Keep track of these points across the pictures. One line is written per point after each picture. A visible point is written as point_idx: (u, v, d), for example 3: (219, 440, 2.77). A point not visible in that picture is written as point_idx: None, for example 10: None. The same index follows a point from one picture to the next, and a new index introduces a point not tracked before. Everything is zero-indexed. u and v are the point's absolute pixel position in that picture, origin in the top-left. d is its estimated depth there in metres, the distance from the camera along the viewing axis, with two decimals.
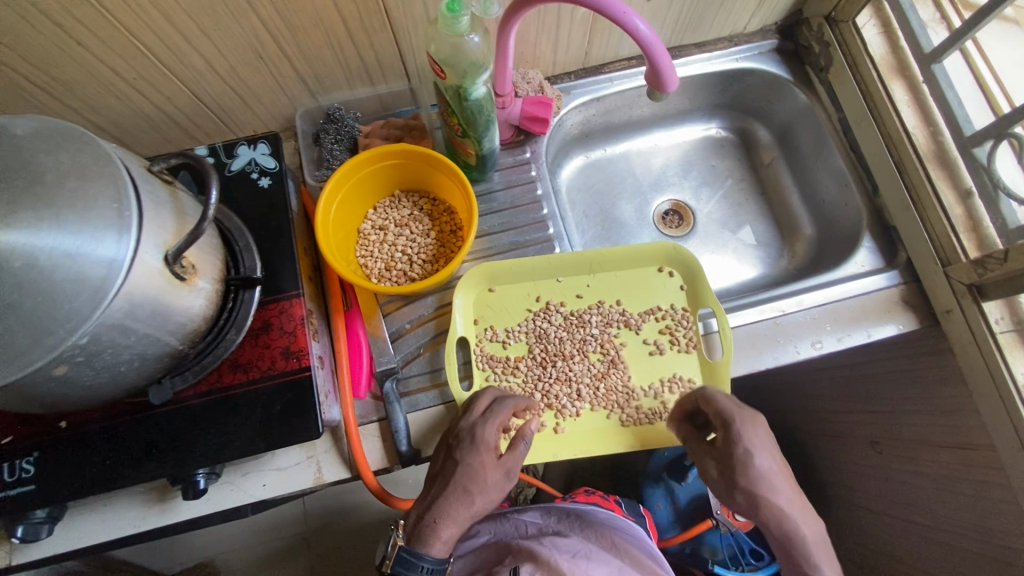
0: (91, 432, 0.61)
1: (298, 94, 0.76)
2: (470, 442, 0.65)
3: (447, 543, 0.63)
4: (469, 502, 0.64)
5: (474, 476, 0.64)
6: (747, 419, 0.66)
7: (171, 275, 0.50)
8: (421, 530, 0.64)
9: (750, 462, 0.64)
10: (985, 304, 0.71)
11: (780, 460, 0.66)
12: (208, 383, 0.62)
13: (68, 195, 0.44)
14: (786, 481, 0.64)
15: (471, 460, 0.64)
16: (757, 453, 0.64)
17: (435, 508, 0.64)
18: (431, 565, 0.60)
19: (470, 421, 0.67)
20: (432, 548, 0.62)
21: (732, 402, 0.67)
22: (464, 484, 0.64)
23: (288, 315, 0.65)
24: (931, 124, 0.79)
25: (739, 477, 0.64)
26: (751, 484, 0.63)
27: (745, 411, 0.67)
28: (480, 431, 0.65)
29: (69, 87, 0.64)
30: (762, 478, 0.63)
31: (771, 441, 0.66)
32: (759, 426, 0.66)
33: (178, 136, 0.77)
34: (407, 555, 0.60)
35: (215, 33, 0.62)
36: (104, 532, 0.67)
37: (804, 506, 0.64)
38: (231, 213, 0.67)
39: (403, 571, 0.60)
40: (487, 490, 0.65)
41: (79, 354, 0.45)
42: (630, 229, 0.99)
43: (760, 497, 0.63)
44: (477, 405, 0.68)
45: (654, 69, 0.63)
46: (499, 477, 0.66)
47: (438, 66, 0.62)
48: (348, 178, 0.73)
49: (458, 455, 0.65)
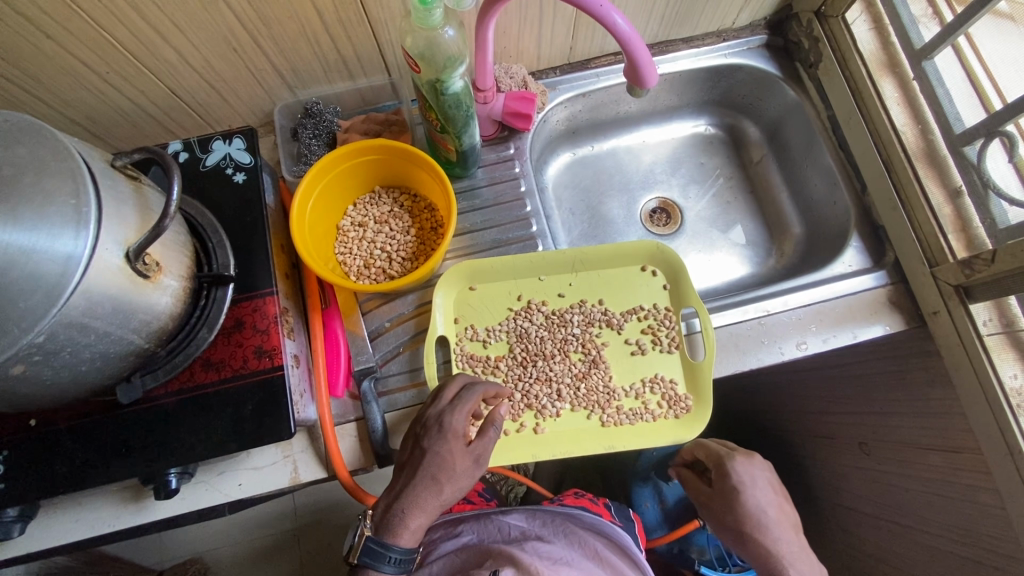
0: (61, 431, 0.60)
1: (276, 89, 0.75)
2: (438, 430, 0.63)
3: (415, 531, 0.63)
4: (438, 489, 0.63)
5: (442, 465, 0.63)
6: (739, 461, 0.77)
7: (133, 272, 0.49)
8: (389, 519, 0.63)
9: (739, 497, 0.74)
10: (973, 306, 0.70)
11: (776, 501, 0.76)
12: (180, 381, 0.61)
13: (24, 191, 0.43)
14: (779, 521, 0.74)
15: (439, 448, 0.63)
16: (747, 490, 0.75)
17: (403, 497, 0.63)
18: (399, 555, 0.62)
19: (438, 409, 0.65)
20: (400, 538, 0.62)
21: (727, 450, 0.79)
22: (432, 473, 0.63)
23: (261, 313, 0.64)
24: (920, 122, 0.78)
25: (729, 512, 0.75)
26: (741, 518, 0.74)
27: (739, 455, 0.78)
28: (449, 418, 0.64)
29: (39, 81, 0.63)
30: (752, 514, 0.73)
31: (767, 482, 0.76)
32: (752, 467, 0.77)
33: (154, 130, 0.76)
34: (375, 545, 0.61)
35: (187, 27, 0.61)
36: (77, 531, 0.66)
37: (799, 546, 0.72)
38: (204, 209, 0.65)
39: (371, 562, 0.61)
40: (456, 478, 0.64)
41: (36, 353, 0.44)
42: (617, 227, 0.98)
43: (748, 532, 0.73)
44: (446, 392, 0.67)
45: (632, 64, 0.62)
46: (468, 465, 0.65)
47: (413, 60, 0.61)
48: (325, 173, 0.72)
49: (426, 443, 0.64)
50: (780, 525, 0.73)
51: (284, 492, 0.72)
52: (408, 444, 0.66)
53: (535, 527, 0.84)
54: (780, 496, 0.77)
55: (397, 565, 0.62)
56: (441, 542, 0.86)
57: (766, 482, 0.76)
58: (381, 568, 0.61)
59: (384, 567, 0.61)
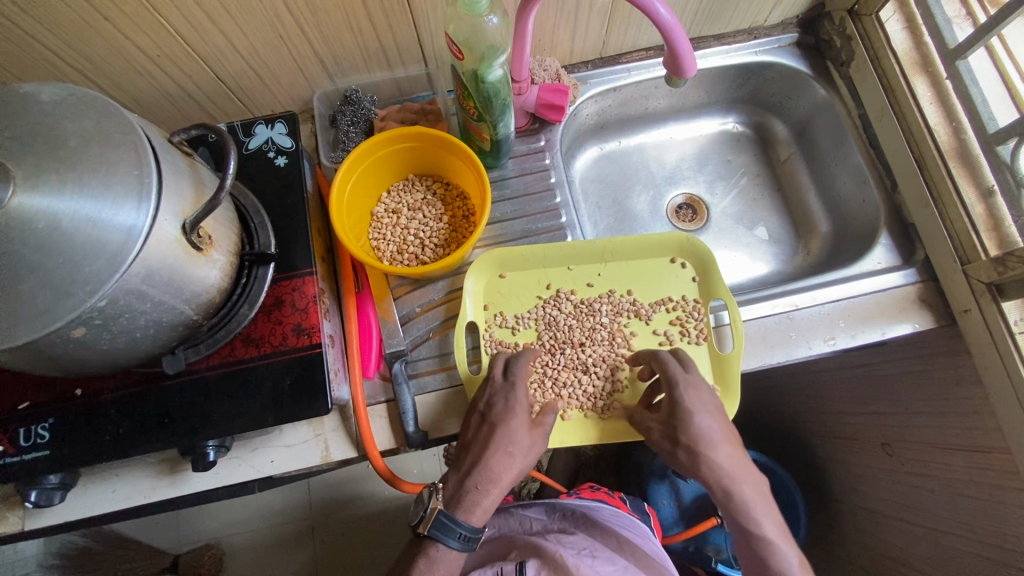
0: (106, 401, 0.62)
1: (317, 76, 0.77)
2: (507, 402, 0.67)
3: (486, 509, 0.65)
4: (511, 465, 0.65)
5: (513, 439, 0.66)
6: (689, 381, 0.67)
7: (187, 244, 0.51)
8: (462, 495, 0.64)
9: (691, 421, 0.65)
10: (1005, 304, 0.69)
11: (721, 419, 0.67)
12: (220, 356, 0.63)
13: (92, 160, 0.44)
14: (726, 438, 0.66)
15: (510, 421, 0.66)
16: (697, 414, 0.65)
17: (476, 473, 0.64)
18: (467, 532, 0.62)
19: (498, 387, 0.69)
20: (471, 515, 0.63)
21: (679, 368, 0.68)
22: (505, 447, 0.65)
23: (300, 292, 0.65)
24: (953, 120, 0.78)
25: (680, 435, 0.65)
26: (693, 441, 0.65)
27: (687, 373, 0.68)
28: (516, 391, 0.68)
29: (92, 60, 0.65)
30: (704, 437, 0.65)
31: (713, 400, 0.67)
32: (703, 391, 0.67)
33: (196, 114, 0.78)
34: (446, 519, 0.62)
35: (238, 13, 0.63)
36: (114, 502, 0.68)
37: (745, 462, 0.67)
38: (247, 191, 0.67)
39: (439, 535, 0.61)
40: (525, 452, 0.66)
41: (97, 317, 0.45)
42: (643, 222, 0.99)
43: (699, 455, 0.65)
44: (496, 371, 0.70)
45: (673, 53, 0.62)
46: (536, 440, 0.68)
47: (456, 47, 0.62)
48: (364, 159, 0.74)
49: (496, 418, 0.67)
50: (728, 441, 0.66)
51: (312, 471, 0.73)
52: (474, 422, 0.68)
53: (556, 522, 0.83)
54: (724, 415, 0.68)
55: (464, 541, 0.62)
56: None
57: (716, 405, 0.67)
58: (449, 542, 0.61)
59: (452, 542, 0.62)
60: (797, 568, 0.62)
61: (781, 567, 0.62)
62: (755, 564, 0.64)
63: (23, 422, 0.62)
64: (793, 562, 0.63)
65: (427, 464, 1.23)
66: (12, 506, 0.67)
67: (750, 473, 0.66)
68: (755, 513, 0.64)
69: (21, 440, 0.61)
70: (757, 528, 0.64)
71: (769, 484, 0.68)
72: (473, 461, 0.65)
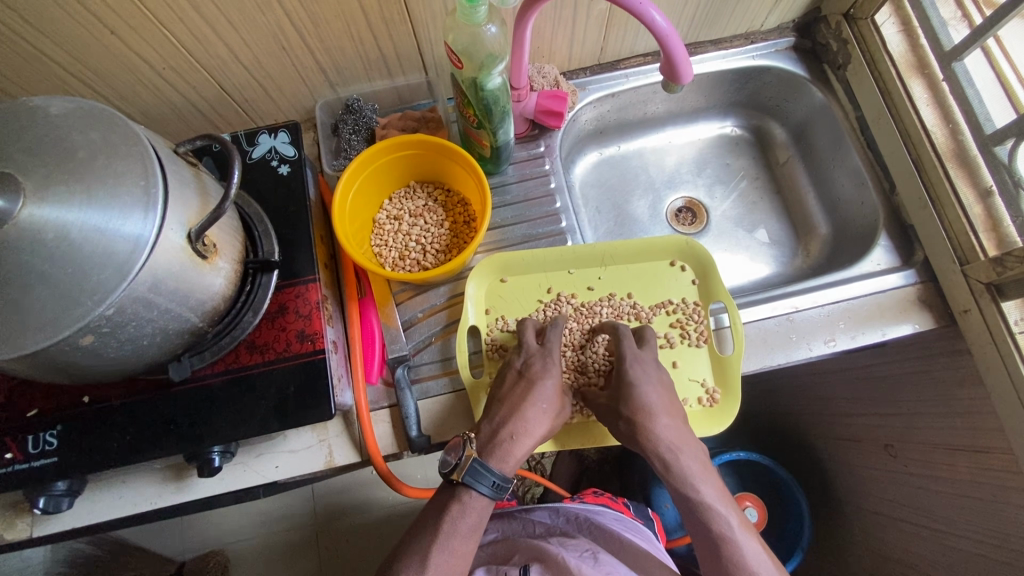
0: (113, 408, 0.63)
1: (319, 86, 0.78)
2: (547, 361, 0.70)
3: (517, 459, 0.65)
4: (545, 419, 0.66)
5: (549, 397, 0.67)
6: (638, 357, 0.70)
7: (193, 252, 0.52)
8: (496, 444, 0.64)
9: (636, 391, 0.67)
10: (1004, 304, 0.70)
11: (665, 392, 0.69)
12: (226, 362, 0.64)
13: (99, 172, 0.45)
14: (667, 409, 0.67)
15: (548, 378, 0.68)
16: (641, 386, 0.67)
17: (515, 423, 0.64)
18: (499, 480, 0.63)
19: (533, 351, 0.71)
20: (505, 463, 0.64)
21: (633, 345, 0.71)
22: (540, 403, 0.66)
23: (304, 298, 0.66)
24: (950, 122, 0.79)
25: (623, 407, 0.67)
26: (634, 413, 0.66)
27: (638, 350, 0.72)
28: (553, 352, 0.71)
29: (98, 73, 0.66)
30: (644, 408, 0.66)
31: (658, 375, 0.70)
32: (648, 366, 0.70)
33: (201, 124, 0.80)
34: (480, 466, 0.62)
35: (241, 24, 0.64)
36: (121, 508, 0.69)
37: (686, 434, 0.68)
38: (251, 200, 0.68)
39: (472, 482, 0.62)
40: (557, 410, 0.68)
41: (105, 325, 0.46)
42: (643, 226, 0.99)
43: (639, 426, 0.66)
44: (532, 337, 0.73)
45: (669, 60, 0.63)
46: (564, 404, 0.70)
47: (456, 56, 0.63)
48: (366, 167, 0.75)
49: (535, 375, 0.68)
50: (667, 413, 0.67)
51: (317, 476, 0.74)
52: (510, 378, 0.69)
53: (560, 524, 0.83)
54: (671, 388, 0.70)
55: (495, 488, 0.63)
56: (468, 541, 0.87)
57: (659, 377, 0.69)
58: (481, 488, 0.62)
59: (484, 488, 0.63)
60: (737, 527, 0.66)
61: (722, 529, 0.66)
62: (697, 527, 0.68)
63: (31, 430, 0.62)
64: (733, 523, 0.66)
65: (430, 469, 1.24)
66: (20, 513, 0.68)
67: (692, 442, 0.68)
68: (694, 482, 0.67)
69: (29, 447, 0.62)
70: (698, 493, 0.67)
71: (707, 451, 0.70)
72: (508, 413, 0.65)
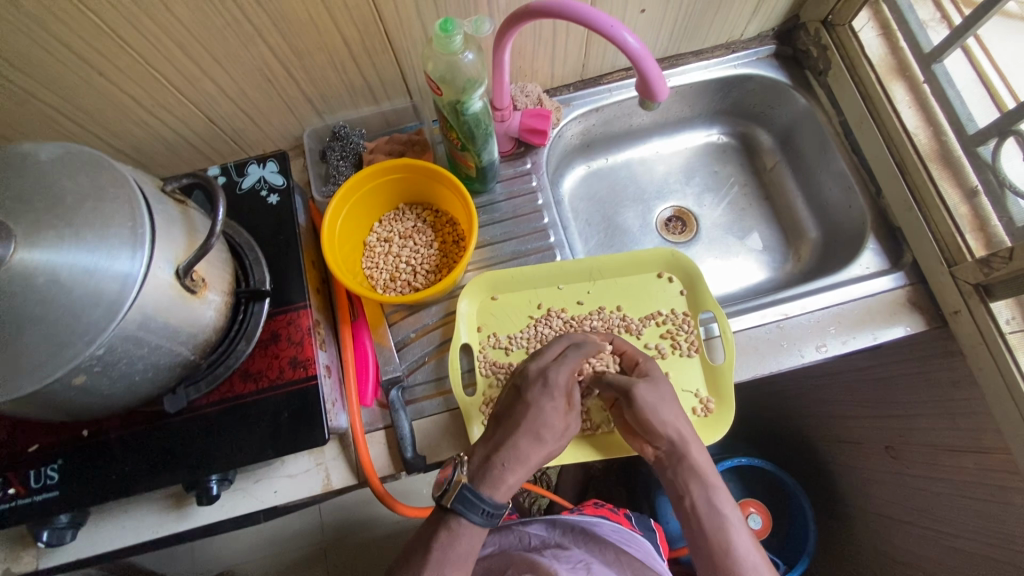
0: (111, 440, 0.64)
1: (306, 115, 0.80)
2: (545, 382, 0.67)
3: (510, 486, 0.64)
4: (541, 447, 0.65)
5: (547, 424, 0.66)
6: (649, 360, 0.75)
7: (182, 288, 0.53)
8: (488, 471, 0.63)
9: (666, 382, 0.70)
10: (993, 304, 0.70)
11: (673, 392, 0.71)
12: (221, 392, 0.65)
13: (86, 215, 0.47)
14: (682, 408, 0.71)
15: (545, 402, 0.66)
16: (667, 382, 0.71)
17: (505, 451, 0.63)
18: (491, 509, 0.61)
19: (542, 365, 0.70)
20: (496, 492, 0.62)
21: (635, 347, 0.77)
22: (535, 431, 0.65)
23: (296, 325, 0.67)
24: (933, 124, 0.79)
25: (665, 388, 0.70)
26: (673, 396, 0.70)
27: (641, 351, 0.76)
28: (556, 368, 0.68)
29: (91, 114, 0.68)
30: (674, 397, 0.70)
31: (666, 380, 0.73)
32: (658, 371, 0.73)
33: (193, 156, 0.81)
34: (471, 494, 0.61)
35: (226, 61, 0.66)
36: (124, 538, 0.69)
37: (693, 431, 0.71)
38: (241, 229, 0.70)
39: (463, 510, 0.60)
40: (557, 434, 0.66)
41: (97, 364, 0.47)
42: (634, 237, 1.00)
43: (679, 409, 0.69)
44: (550, 351, 0.72)
45: (643, 79, 0.63)
46: (568, 424, 0.68)
47: (435, 84, 0.64)
48: (353, 193, 0.76)
49: (530, 399, 0.67)
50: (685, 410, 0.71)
51: (315, 499, 0.75)
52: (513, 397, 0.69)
53: (555, 536, 0.83)
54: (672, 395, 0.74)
55: (487, 518, 0.61)
56: None
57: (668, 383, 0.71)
58: (472, 517, 0.60)
59: (474, 516, 0.60)
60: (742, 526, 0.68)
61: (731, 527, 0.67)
62: (704, 531, 0.68)
63: (33, 465, 0.63)
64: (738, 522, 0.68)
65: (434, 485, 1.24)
66: (26, 546, 0.69)
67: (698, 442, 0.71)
68: (708, 475, 0.69)
69: (31, 481, 0.63)
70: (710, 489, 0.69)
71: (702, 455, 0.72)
72: (504, 436, 0.65)
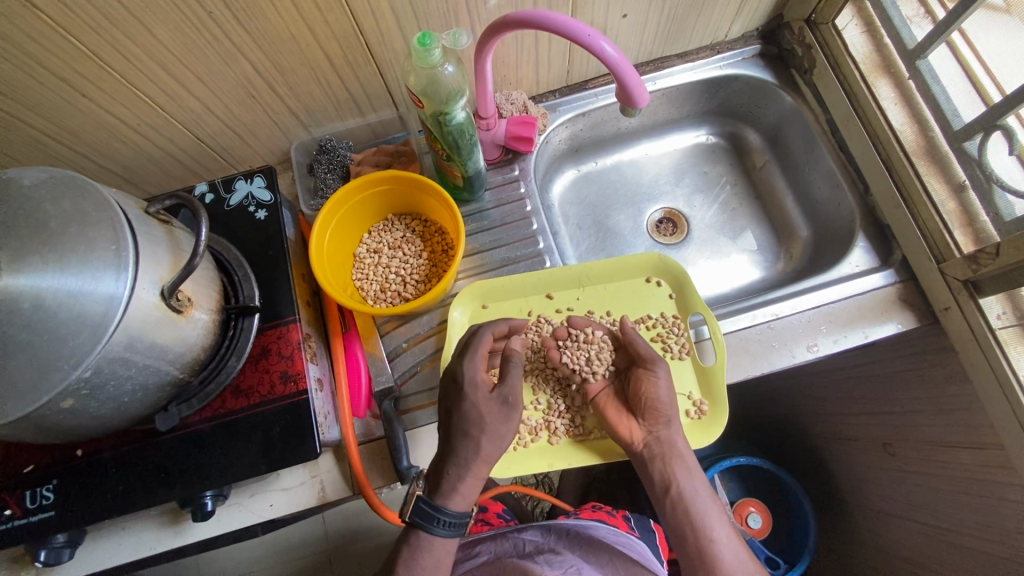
0: (104, 459, 0.65)
1: (293, 129, 0.80)
2: (458, 385, 0.64)
3: (467, 492, 0.63)
4: (478, 446, 0.62)
5: (471, 420, 0.62)
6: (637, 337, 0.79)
7: (167, 308, 0.53)
8: (440, 481, 0.62)
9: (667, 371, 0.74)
10: (983, 300, 0.70)
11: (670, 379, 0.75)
12: (213, 409, 0.65)
13: (71, 240, 0.47)
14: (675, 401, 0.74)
15: (462, 403, 0.63)
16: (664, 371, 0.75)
17: (448, 460, 0.62)
18: (451, 518, 0.61)
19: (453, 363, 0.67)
20: (451, 501, 0.62)
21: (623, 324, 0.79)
22: (464, 432, 0.62)
23: (286, 339, 0.68)
24: (918, 121, 0.79)
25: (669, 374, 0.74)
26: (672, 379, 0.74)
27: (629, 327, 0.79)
28: (467, 369, 0.65)
29: (78, 135, 0.68)
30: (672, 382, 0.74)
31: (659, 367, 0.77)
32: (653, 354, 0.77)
33: (182, 173, 0.82)
34: (427, 507, 0.61)
35: (210, 79, 0.66)
36: (121, 555, 0.70)
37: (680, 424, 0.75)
38: (230, 245, 0.70)
39: (422, 523, 0.61)
40: (488, 429, 0.63)
41: (84, 387, 0.48)
42: (625, 239, 1.00)
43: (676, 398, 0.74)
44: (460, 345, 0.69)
45: (623, 86, 0.64)
46: (499, 415, 0.64)
47: (416, 97, 0.64)
48: (341, 206, 0.76)
49: (451, 402, 0.64)
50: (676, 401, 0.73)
51: (312, 511, 0.75)
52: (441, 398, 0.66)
53: (549, 541, 0.83)
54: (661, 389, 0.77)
55: (450, 527, 0.61)
56: (460, 564, 0.84)
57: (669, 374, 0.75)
58: (434, 530, 0.61)
59: (436, 529, 0.61)
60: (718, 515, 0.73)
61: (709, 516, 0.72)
62: (685, 521, 0.72)
63: (29, 485, 0.64)
64: (713, 512, 0.73)
65: None
66: (25, 565, 0.70)
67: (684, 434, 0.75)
68: (692, 466, 0.73)
69: (27, 502, 0.63)
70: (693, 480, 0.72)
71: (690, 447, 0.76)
72: (443, 444, 0.63)
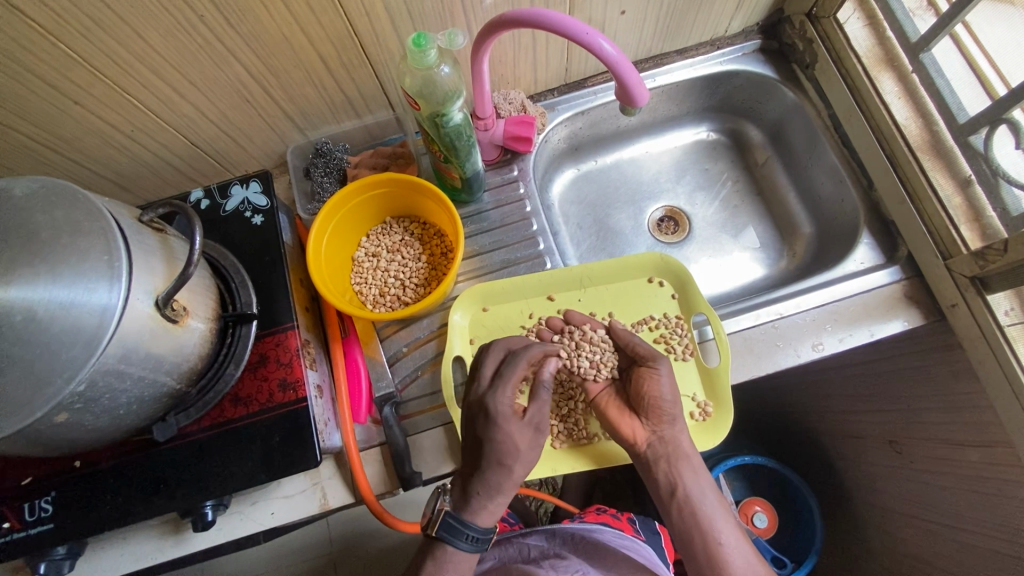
0: (102, 470, 0.64)
1: (288, 132, 0.79)
2: (487, 414, 0.63)
3: (494, 510, 0.63)
4: (511, 472, 0.62)
5: (506, 449, 0.62)
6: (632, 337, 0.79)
7: (162, 318, 0.52)
8: (468, 499, 0.62)
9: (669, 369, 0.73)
10: (991, 297, 0.69)
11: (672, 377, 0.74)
12: (212, 418, 0.64)
13: (61, 251, 0.46)
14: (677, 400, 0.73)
15: (495, 433, 0.62)
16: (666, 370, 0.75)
17: (477, 481, 0.62)
18: (476, 534, 0.62)
19: (481, 392, 0.66)
20: (478, 517, 0.62)
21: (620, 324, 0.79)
22: (497, 460, 0.61)
23: (284, 346, 0.67)
24: (923, 116, 0.78)
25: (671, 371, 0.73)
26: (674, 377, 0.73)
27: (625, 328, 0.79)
28: (495, 397, 0.64)
29: (71, 143, 0.67)
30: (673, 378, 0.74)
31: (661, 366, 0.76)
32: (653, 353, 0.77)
33: (177, 179, 0.81)
34: (455, 521, 0.61)
35: (202, 83, 0.65)
36: (122, 565, 0.69)
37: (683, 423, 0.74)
38: (226, 251, 0.70)
39: (448, 537, 0.61)
40: (521, 456, 0.63)
41: (78, 401, 0.47)
42: (626, 238, 0.99)
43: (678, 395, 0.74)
44: (486, 372, 0.68)
45: (622, 85, 0.63)
46: (531, 443, 0.64)
47: (412, 99, 0.63)
48: (338, 210, 0.76)
49: (481, 429, 0.63)
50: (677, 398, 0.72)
51: (314, 518, 0.74)
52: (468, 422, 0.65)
53: (554, 546, 0.82)
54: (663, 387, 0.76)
55: (474, 542, 0.62)
56: None
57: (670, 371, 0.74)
58: (459, 544, 0.61)
59: (462, 544, 0.61)
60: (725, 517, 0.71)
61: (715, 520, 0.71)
62: (692, 524, 0.71)
63: (27, 498, 0.63)
64: (720, 515, 0.71)
65: None
66: None
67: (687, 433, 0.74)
68: (696, 466, 0.72)
69: (26, 514, 0.63)
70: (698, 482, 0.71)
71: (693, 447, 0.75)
72: (473, 468, 0.63)
